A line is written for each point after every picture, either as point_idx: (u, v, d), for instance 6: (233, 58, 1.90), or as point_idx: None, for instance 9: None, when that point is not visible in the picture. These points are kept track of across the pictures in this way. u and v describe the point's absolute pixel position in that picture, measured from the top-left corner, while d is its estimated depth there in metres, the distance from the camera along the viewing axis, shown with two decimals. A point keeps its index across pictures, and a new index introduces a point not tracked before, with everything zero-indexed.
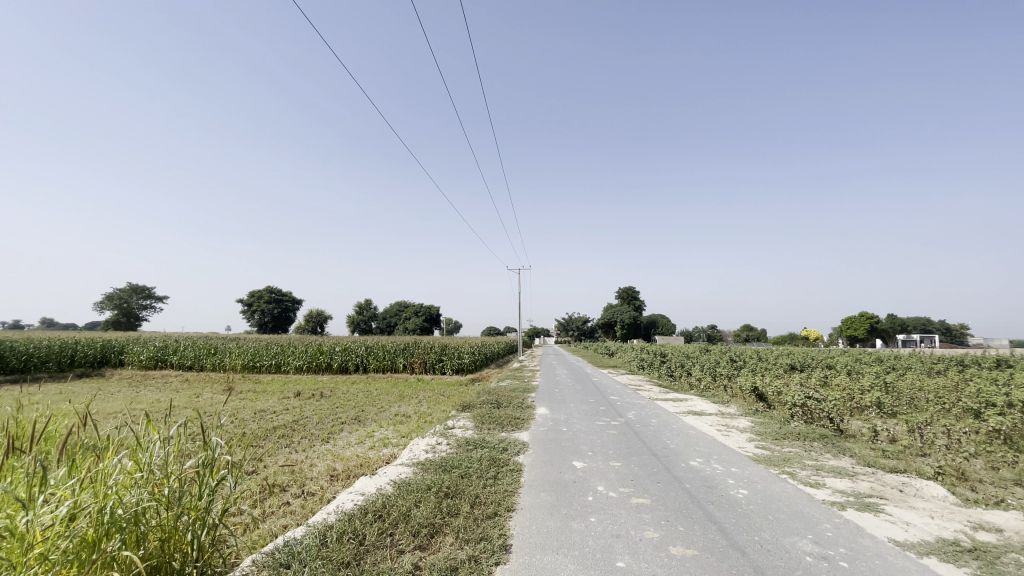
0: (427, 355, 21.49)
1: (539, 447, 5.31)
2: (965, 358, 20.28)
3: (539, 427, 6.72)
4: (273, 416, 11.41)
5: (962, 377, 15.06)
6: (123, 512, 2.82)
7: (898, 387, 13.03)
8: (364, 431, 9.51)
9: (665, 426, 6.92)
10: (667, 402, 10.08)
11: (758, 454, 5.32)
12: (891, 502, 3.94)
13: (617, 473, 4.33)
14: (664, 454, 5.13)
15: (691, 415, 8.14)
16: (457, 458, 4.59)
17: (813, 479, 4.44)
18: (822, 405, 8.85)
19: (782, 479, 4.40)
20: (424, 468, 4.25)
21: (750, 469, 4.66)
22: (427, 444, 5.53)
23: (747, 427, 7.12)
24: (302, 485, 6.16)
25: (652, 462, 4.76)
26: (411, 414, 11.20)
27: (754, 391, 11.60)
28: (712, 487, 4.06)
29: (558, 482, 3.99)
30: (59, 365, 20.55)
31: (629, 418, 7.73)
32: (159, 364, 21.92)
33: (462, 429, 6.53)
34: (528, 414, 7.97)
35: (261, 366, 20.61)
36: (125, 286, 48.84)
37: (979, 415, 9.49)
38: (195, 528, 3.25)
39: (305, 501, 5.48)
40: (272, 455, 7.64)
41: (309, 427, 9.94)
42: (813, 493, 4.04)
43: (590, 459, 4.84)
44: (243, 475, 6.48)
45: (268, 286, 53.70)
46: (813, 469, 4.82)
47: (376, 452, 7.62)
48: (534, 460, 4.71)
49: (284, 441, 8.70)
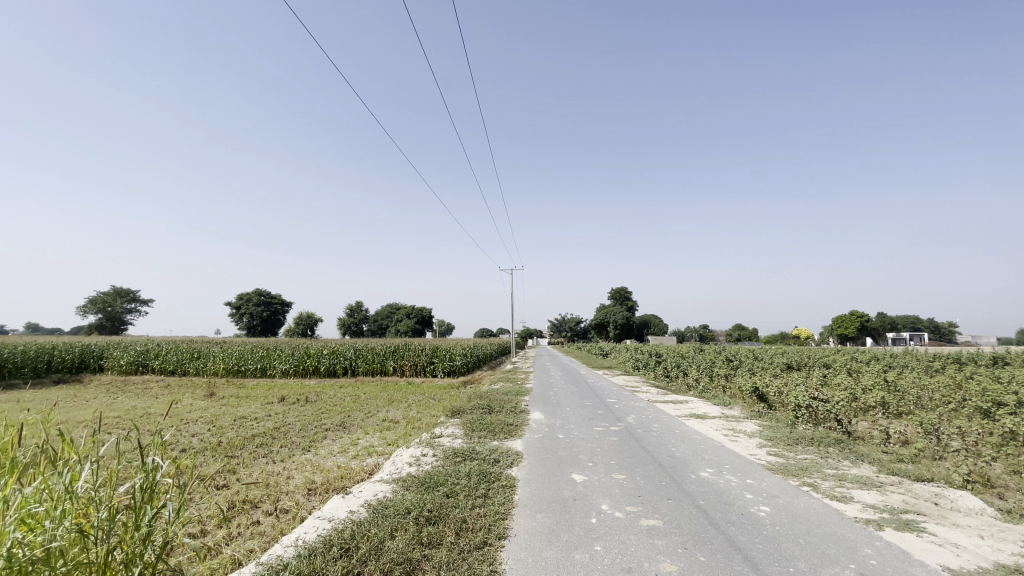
0: (417, 358, 20.98)
1: (534, 458, 4.83)
2: (963, 356, 20.12)
3: (534, 434, 6.26)
4: (253, 423, 10.84)
5: (963, 375, 14.78)
6: (27, 553, 2.30)
7: (898, 387, 12.74)
8: (348, 439, 8.96)
9: (668, 431, 6.47)
10: (668, 405, 9.62)
11: (773, 462, 4.87)
12: (931, 519, 3.52)
13: (622, 489, 3.86)
14: (671, 465, 4.66)
15: (695, 419, 7.68)
16: (443, 473, 4.09)
17: (839, 492, 4.01)
18: (829, 407, 8.46)
19: (805, 492, 3.96)
20: (405, 486, 3.75)
21: (768, 481, 4.20)
22: (410, 456, 5.02)
23: (755, 431, 6.69)
24: (276, 500, 5.66)
25: (658, 474, 4.29)
26: (399, 419, 10.69)
27: (754, 391, 11.20)
28: (730, 503, 3.61)
29: (556, 501, 3.51)
30: (35, 371, 19.72)
31: (629, 422, 7.27)
32: (140, 368, 21.21)
33: (451, 437, 6.00)
34: (522, 420, 7.48)
35: (246, 370, 19.99)
36: (110, 289, 47.78)
37: (989, 414, 9.14)
38: (131, 566, 2.72)
39: (282, 520, 5.01)
40: (247, 467, 7.10)
41: (290, 435, 9.40)
42: (843, 509, 3.61)
43: (591, 471, 4.37)
44: (212, 491, 5.97)
45: (257, 288, 52.81)
46: (836, 479, 4.39)
47: (359, 463, 7.11)
48: (529, 474, 4.22)
49: (261, 451, 8.14)
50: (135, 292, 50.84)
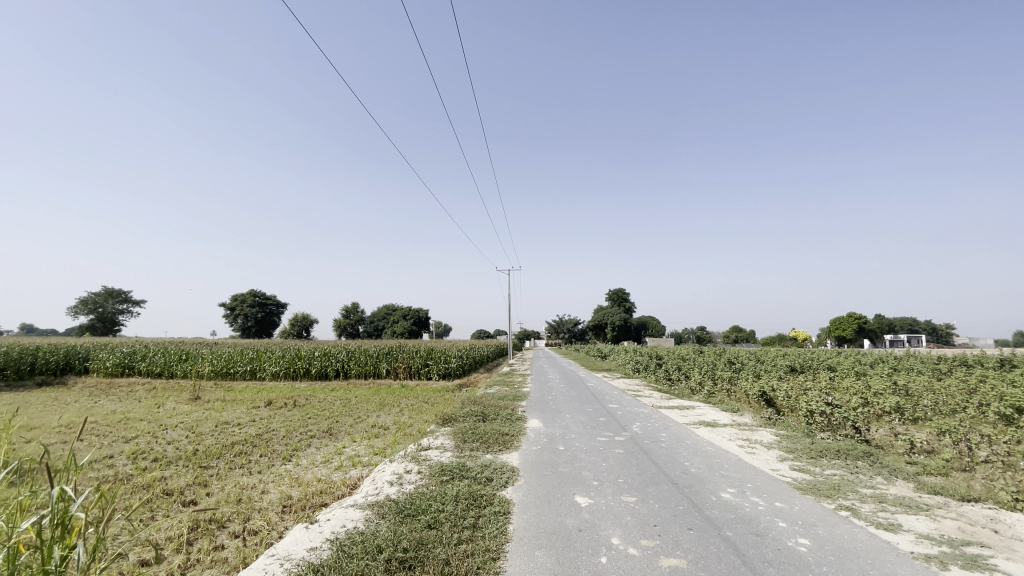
0: (412, 359, 20.40)
1: (533, 476, 4.28)
2: (966, 357, 19.63)
3: (531, 445, 5.71)
4: (235, 430, 10.28)
5: (973, 377, 14.25)
6: None
7: (909, 390, 12.25)
8: (333, 447, 8.42)
9: (678, 442, 5.91)
10: (674, 411, 9.08)
11: (800, 480, 4.33)
12: (999, 553, 2.98)
13: (634, 516, 3.31)
14: (686, 484, 4.10)
15: (704, 427, 7.15)
16: (426, 496, 3.54)
17: (884, 518, 3.47)
18: (845, 413, 7.97)
19: (845, 518, 3.42)
20: (381, 514, 3.21)
21: (800, 505, 3.65)
22: (392, 473, 4.45)
23: (772, 441, 6.16)
24: (246, 519, 5.09)
25: (673, 497, 3.74)
26: (389, 426, 10.12)
27: (762, 396, 10.71)
28: (761, 535, 3.06)
29: (557, 535, 2.96)
30: (17, 373, 19.00)
31: (635, 431, 6.70)
32: (126, 370, 20.56)
33: (439, 450, 5.45)
34: (518, 428, 6.92)
35: (235, 372, 19.38)
36: (100, 288, 47.03)
37: (1010, 419, 8.65)
38: None
39: (249, 544, 4.44)
40: (219, 480, 6.56)
41: (273, 443, 8.82)
42: (895, 542, 3.08)
43: (595, 492, 3.82)
44: (177, 509, 5.41)
45: (251, 289, 52.16)
46: (875, 502, 3.83)
47: (342, 476, 6.55)
48: (527, 497, 3.66)
49: (238, 461, 7.57)
50: (127, 292, 50.11)
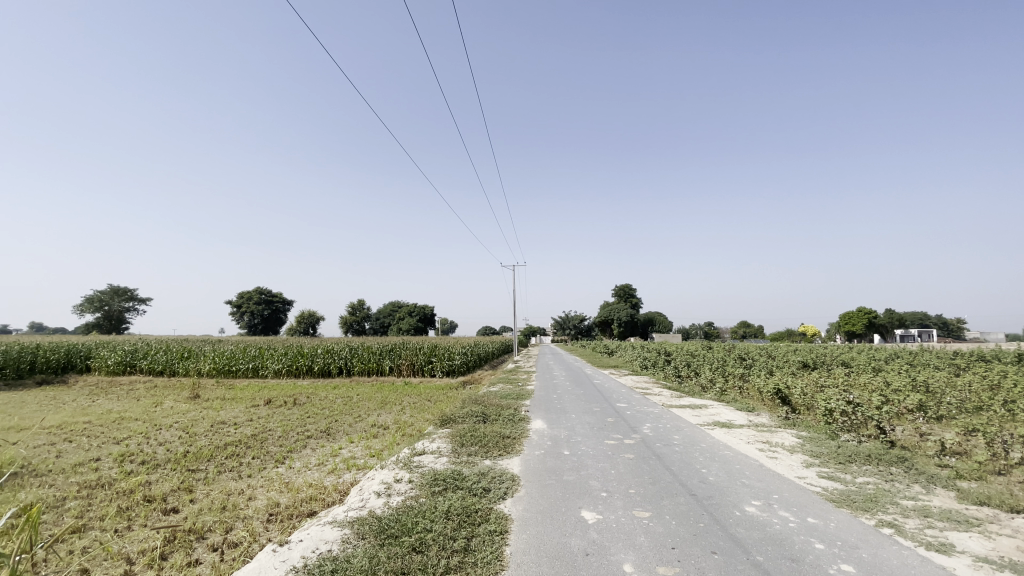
0: (415, 356, 20.03)
1: (536, 486, 3.88)
2: (985, 352, 18.87)
3: (535, 450, 5.30)
4: (230, 430, 9.95)
5: (997, 373, 13.59)
6: None
7: (930, 386, 11.70)
8: (329, 449, 8.05)
9: (693, 445, 5.49)
10: (686, 410, 8.65)
11: (831, 490, 3.90)
12: None
13: (650, 536, 2.91)
14: (706, 496, 3.67)
15: (720, 428, 6.72)
16: (415, 512, 3.15)
17: (932, 537, 3.05)
18: (868, 413, 7.49)
19: (890, 538, 3.01)
20: (360, 534, 2.83)
21: (836, 521, 3.23)
22: (381, 482, 4.07)
23: (794, 444, 5.70)
24: (228, 529, 4.74)
25: (692, 512, 3.33)
26: (389, 426, 9.75)
27: (778, 394, 10.21)
28: (797, 560, 2.65)
29: (562, 560, 2.56)
30: (18, 372, 18.81)
31: (646, 433, 6.27)
32: (128, 368, 20.30)
33: (434, 455, 5.04)
34: (520, 430, 6.52)
35: (236, 370, 19.10)
36: (107, 287, 47.01)
37: None
38: None
39: (226, 558, 4.07)
40: (206, 484, 6.24)
41: (266, 444, 8.48)
42: (952, 567, 2.65)
43: (605, 506, 3.41)
44: (153, 518, 5.06)
45: (257, 287, 51.96)
46: (920, 517, 3.41)
47: (334, 480, 6.20)
48: (529, 513, 3.26)
49: (229, 464, 7.24)
50: (133, 291, 50.12)
